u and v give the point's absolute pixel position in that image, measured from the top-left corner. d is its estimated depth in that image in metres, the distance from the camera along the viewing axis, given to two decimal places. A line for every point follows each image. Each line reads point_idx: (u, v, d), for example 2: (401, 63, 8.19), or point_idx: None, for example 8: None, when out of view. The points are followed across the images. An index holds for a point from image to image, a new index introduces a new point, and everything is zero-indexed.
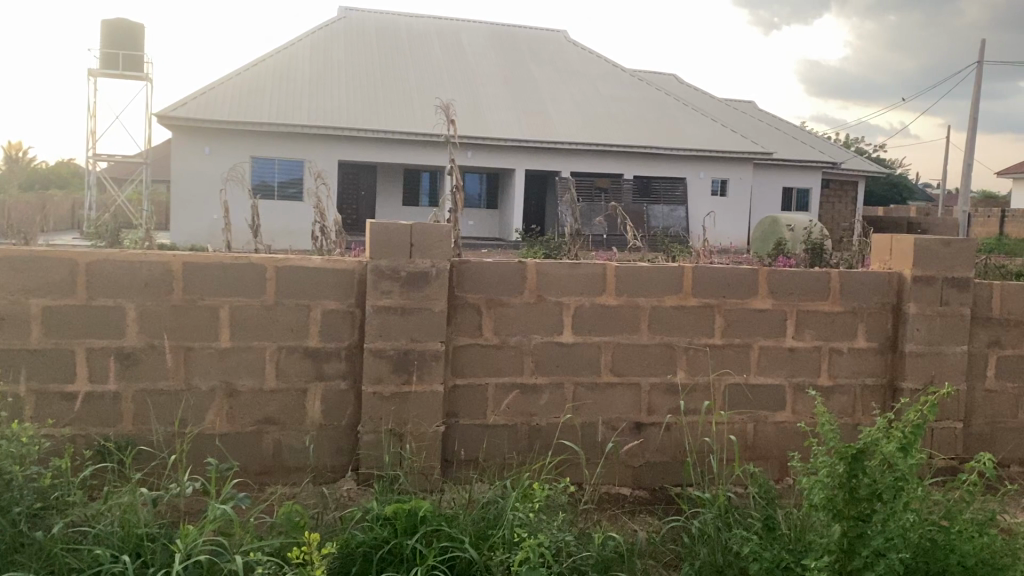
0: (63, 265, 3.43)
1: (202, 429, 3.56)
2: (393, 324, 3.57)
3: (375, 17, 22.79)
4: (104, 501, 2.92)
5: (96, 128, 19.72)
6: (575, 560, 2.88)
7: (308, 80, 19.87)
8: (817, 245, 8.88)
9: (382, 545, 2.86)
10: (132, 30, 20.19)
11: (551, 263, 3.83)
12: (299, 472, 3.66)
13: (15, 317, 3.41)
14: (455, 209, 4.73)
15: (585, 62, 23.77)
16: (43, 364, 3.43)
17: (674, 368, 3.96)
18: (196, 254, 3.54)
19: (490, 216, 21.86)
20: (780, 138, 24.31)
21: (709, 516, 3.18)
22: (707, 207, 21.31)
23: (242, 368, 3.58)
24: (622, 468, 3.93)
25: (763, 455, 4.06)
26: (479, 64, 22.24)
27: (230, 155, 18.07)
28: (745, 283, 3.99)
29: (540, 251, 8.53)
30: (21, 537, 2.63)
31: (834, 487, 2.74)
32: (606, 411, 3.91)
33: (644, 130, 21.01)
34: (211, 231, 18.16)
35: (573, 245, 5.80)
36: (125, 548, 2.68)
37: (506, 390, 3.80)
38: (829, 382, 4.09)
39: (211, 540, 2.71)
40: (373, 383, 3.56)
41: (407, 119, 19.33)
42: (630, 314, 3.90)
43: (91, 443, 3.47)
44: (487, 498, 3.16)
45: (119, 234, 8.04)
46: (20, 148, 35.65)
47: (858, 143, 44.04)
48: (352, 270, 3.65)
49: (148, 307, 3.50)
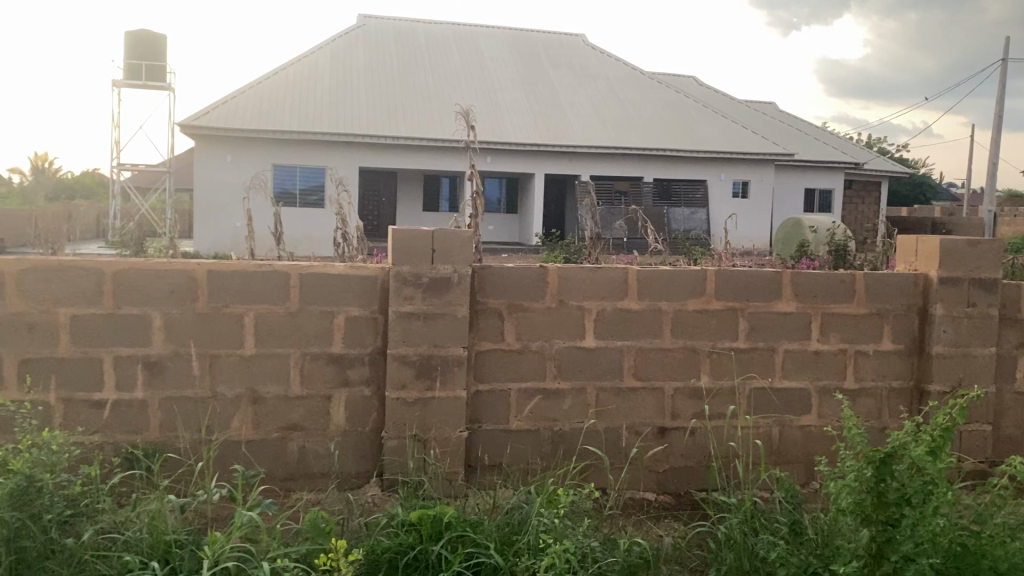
0: (90, 274, 3.47)
1: (229, 436, 3.58)
2: (415, 330, 3.58)
3: (394, 25, 22.94)
4: (133, 507, 2.94)
5: (120, 138, 19.95)
6: (601, 566, 2.87)
7: (328, 87, 19.99)
8: (841, 247, 8.82)
9: (407, 551, 2.86)
10: (155, 41, 20.40)
11: (571, 269, 3.82)
12: (325, 478, 3.68)
13: (44, 326, 3.45)
14: (475, 214, 4.72)
15: (604, 66, 23.74)
16: (71, 372, 3.47)
17: (697, 372, 3.93)
18: (221, 262, 3.56)
19: (510, 221, 21.91)
20: (801, 140, 24.16)
21: (735, 521, 3.17)
22: (729, 209, 21.21)
23: (267, 375, 3.61)
24: (646, 474, 3.92)
25: (789, 459, 4.03)
26: (498, 69, 22.29)
27: (252, 163, 18.23)
28: (768, 286, 3.96)
29: (560, 256, 8.50)
30: (52, 542, 2.66)
31: (862, 492, 2.71)
32: (630, 417, 3.90)
33: (663, 134, 20.94)
34: (234, 239, 18.34)
35: (593, 250, 5.79)
36: (153, 555, 2.71)
37: (529, 396, 3.80)
38: (855, 386, 4.06)
39: (238, 546, 2.73)
40: (396, 389, 3.57)
41: (426, 125, 19.37)
42: (653, 319, 3.89)
43: (119, 451, 3.50)
44: (511, 503, 3.16)
45: (144, 244, 8.08)
46: (47, 159, 35.97)
47: (881, 143, 43.65)
48: (375, 276, 3.67)
49: (173, 316, 3.53)
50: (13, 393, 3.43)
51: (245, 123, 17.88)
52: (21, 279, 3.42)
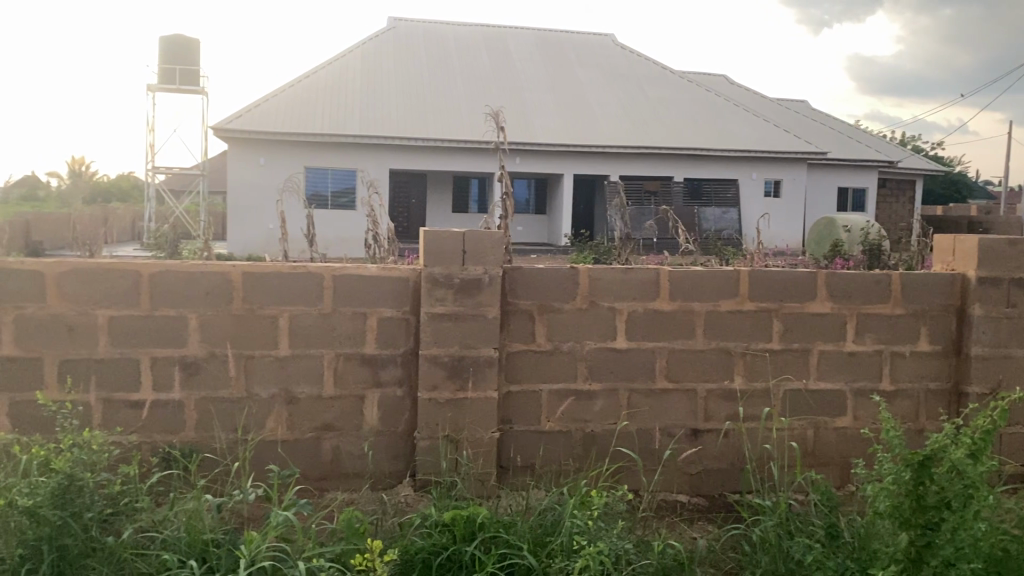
0: (128, 276, 3.52)
1: (264, 436, 3.62)
2: (447, 331, 3.59)
3: (423, 27, 23.03)
4: (170, 507, 2.98)
5: (155, 142, 20.24)
6: (634, 567, 2.86)
7: (357, 90, 20.11)
8: (876, 246, 8.71)
9: (441, 551, 2.87)
10: (188, 46, 20.69)
11: (602, 269, 3.81)
12: (358, 478, 3.71)
13: (83, 327, 3.51)
14: (505, 215, 4.72)
15: (634, 65, 23.63)
16: (109, 373, 3.52)
17: (731, 374, 3.90)
18: (255, 263, 3.60)
19: (539, 221, 21.91)
20: (833, 138, 23.90)
21: (770, 523, 3.14)
22: (761, 209, 21.01)
23: (301, 376, 3.64)
24: (679, 476, 3.90)
25: (825, 462, 3.98)
26: (527, 70, 22.28)
27: (284, 166, 18.43)
28: (802, 286, 3.92)
29: (590, 257, 8.51)
30: (92, 540, 2.71)
31: (901, 494, 2.68)
32: (662, 418, 3.87)
33: (694, 133, 20.79)
34: (267, 240, 18.51)
35: (624, 250, 5.78)
36: (191, 553, 2.74)
37: (561, 397, 3.79)
38: (892, 387, 4.00)
39: (274, 546, 2.76)
40: (429, 390, 3.58)
41: (455, 126, 19.41)
42: (685, 320, 3.87)
43: (156, 451, 3.55)
44: (545, 504, 3.16)
45: (178, 245, 8.18)
46: (84, 163, 36.46)
47: (915, 142, 43.03)
48: (407, 278, 3.69)
49: (209, 317, 3.57)
50: (54, 394, 3.50)
51: (276, 126, 18.06)
52: (60, 282, 3.48)
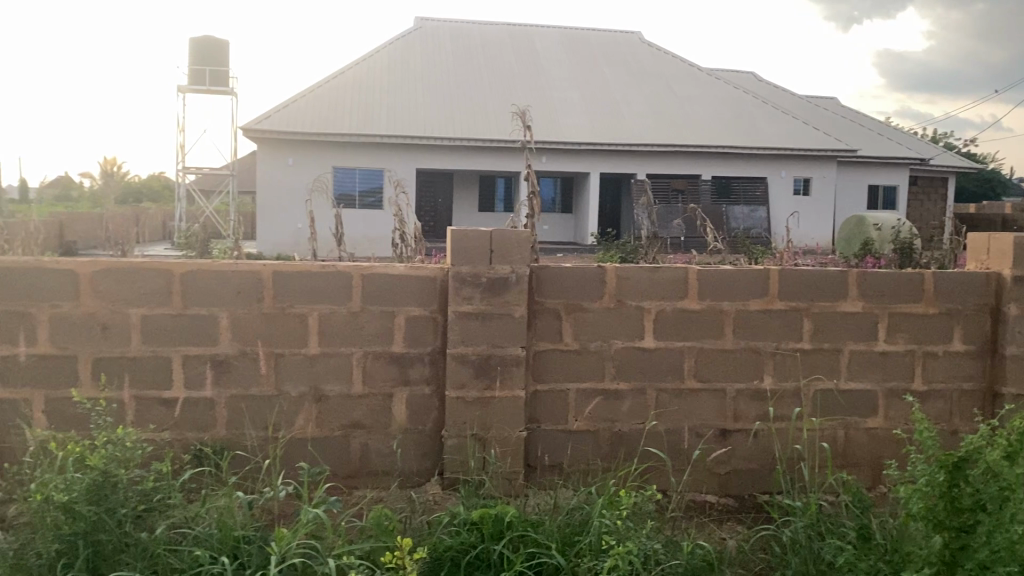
0: (160, 275, 3.56)
1: (294, 434, 3.65)
2: (474, 329, 3.60)
3: (449, 27, 23.10)
4: (203, 504, 3.01)
5: (185, 142, 20.45)
6: (664, 567, 2.84)
7: (385, 90, 20.22)
8: (908, 245, 8.58)
9: (469, 549, 2.88)
10: (218, 47, 20.89)
11: (630, 268, 3.80)
12: (387, 476, 3.72)
13: (115, 325, 3.55)
14: (532, 213, 4.71)
15: (661, 63, 23.52)
16: (142, 371, 3.57)
17: (761, 374, 3.87)
18: (285, 263, 3.63)
19: (565, 220, 21.89)
20: (864, 136, 23.64)
21: (800, 524, 3.11)
22: (790, 207, 20.84)
23: (330, 374, 3.66)
24: (708, 476, 3.88)
25: (856, 462, 3.94)
26: (553, 69, 22.27)
27: (312, 166, 18.57)
28: (832, 285, 3.88)
29: (617, 256, 8.49)
30: (127, 536, 2.74)
31: (934, 496, 2.65)
32: (691, 418, 3.86)
33: (722, 131, 20.64)
34: (296, 240, 18.66)
35: (650, 250, 5.74)
36: (223, 550, 2.77)
37: (589, 397, 3.79)
38: (924, 387, 3.95)
39: (304, 543, 2.78)
40: (456, 389, 3.59)
41: (482, 125, 19.43)
42: (714, 319, 3.84)
43: (188, 448, 3.59)
44: (573, 503, 3.16)
45: (209, 245, 8.26)
46: (116, 163, 36.94)
47: (948, 140, 42.46)
48: (434, 277, 3.70)
49: (239, 316, 3.61)
50: (88, 391, 3.55)
51: (304, 127, 18.21)
52: (94, 282, 3.53)
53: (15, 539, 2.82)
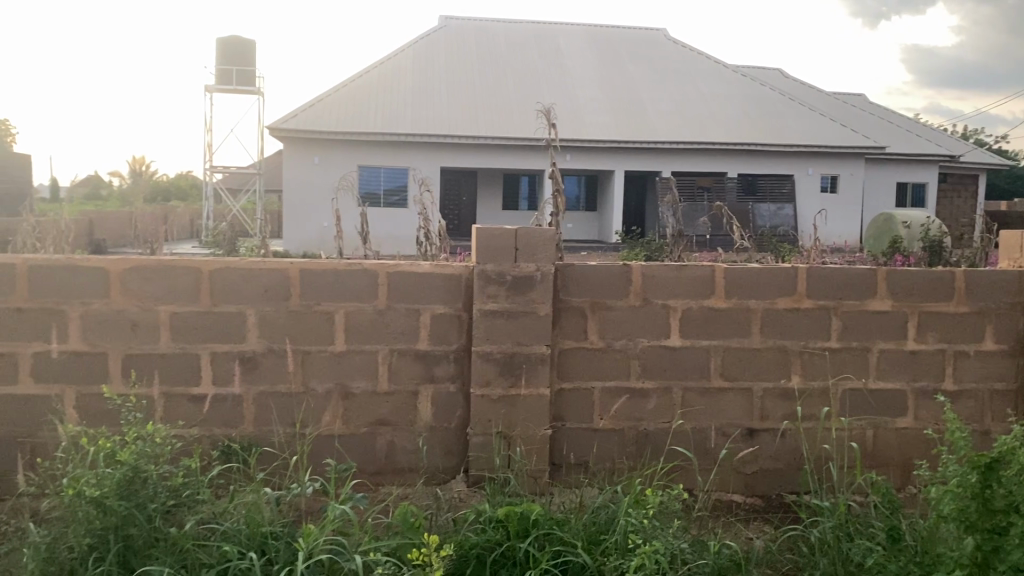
0: (189, 273, 3.60)
1: (321, 431, 3.67)
2: (499, 327, 3.59)
3: (474, 25, 23.12)
4: (231, 500, 3.04)
5: (213, 142, 20.65)
6: (690, 567, 2.82)
7: (409, 89, 20.27)
8: (937, 242, 8.48)
9: (495, 547, 2.89)
10: (244, 47, 21.05)
11: (655, 266, 3.78)
12: (413, 473, 3.74)
13: (145, 322, 3.59)
14: (556, 211, 4.69)
15: (686, 60, 23.38)
16: (171, 367, 3.60)
17: (788, 373, 3.84)
18: (312, 261, 3.65)
19: (589, 218, 21.84)
20: (893, 133, 23.36)
21: (828, 525, 3.08)
22: (818, 205, 20.67)
23: (357, 371, 3.68)
24: (735, 476, 3.85)
25: (885, 462, 3.90)
26: (578, 67, 22.22)
27: (338, 164, 18.66)
28: (861, 283, 3.84)
29: (642, 254, 8.46)
30: (156, 531, 2.78)
31: (967, 497, 2.61)
32: (718, 418, 3.83)
33: (748, 129, 20.48)
34: (322, 238, 18.81)
35: (676, 248, 5.69)
36: (251, 546, 2.80)
37: (614, 395, 3.78)
38: (955, 387, 3.90)
39: (331, 539, 2.79)
40: (481, 387, 3.60)
41: (506, 124, 19.42)
42: (741, 318, 3.81)
43: (216, 444, 3.62)
44: (598, 502, 3.15)
45: (236, 243, 8.32)
46: (144, 162, 37.37)
47: (978, 136, 41.89)
48: (460, 275, 3.70)
49: (267, 314, 3.63)
50: (118, 387, 3.59)
51: (330, 126, 18.30)
52: (124, 279, 3.57)
53: (48, 533, 2.85)
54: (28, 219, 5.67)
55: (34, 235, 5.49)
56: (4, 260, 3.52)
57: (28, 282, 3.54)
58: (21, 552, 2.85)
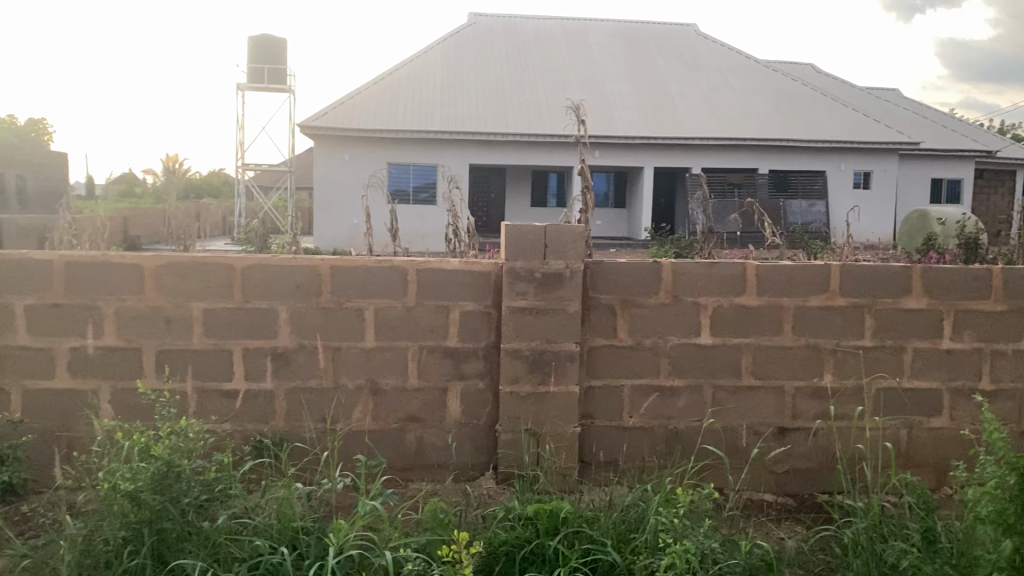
0: (222, 270, 3.64)
1: (351, 427, 3.69)
2: (529, 325, 3.59)
3: (503, 23, 23.11)
4: (263, 495, 3.07)
5: (244, 140, 20.82)
6: (722, 567, 2.79)
7: (439, 86, 20.31)
8: (973, 240, 8.35)
9: (524, 545, 2.89)
10: (276, 45, 21.21)
11: (686, 264, 3.75)
12: (442, 470, 3.75)
13: (179, 318, 3.63)
14: (586, 209, 4.67)
15: (717, 56, 23.18)
16: (203, 363, 3.64)
17: (821, 372, 3.80)
18: (343, 258, 3.67)
19: (618, 215, 21.77)
20: (927, 128, 23.02)
21: (862, 526, 3.04)
22: (851, 201, 20.44)
23: (387, 368, 3.69)
24: (766, 475, 3.82)
25: (919, 463, 3.84)
26: (608, 63, 22.13)
27: (368, 162, 18.75)
28: (895, 281, 3.79)
29: (671, 251, 8.41)
30: (190, 525, 2.81)
31: (1004, 499, 2.57)
32: (749, 417, 3.80)
33: (780, 124, 20.29)
34: (353, 235, 18.94)
35: (706, 245, 5.65)
36: (282, 541, 2.83)
37: (644, 393, 3.76)
38: (992, 387, 3.83)
39: (361, 535, 2.81)
40: (510, 384, 3.60)
41: (536, 120, 19.39)
42: (773, 316, 3.78)
43: (248, 439, 3.65)
44: (628, 500, 3.14)
45: (267, 240, 8.39)
46: (178, 159, 37.82)
47: (1016, 130, 41.14)
48: (489, 272, 3.71)
49: (299, 311, 3.66)
50: (152, 381, 3.64)
51: (360, 123, 18.41)
52: (158, 276, 3.62)
53: (84, 525, 2.90)
54: (65, 216, 5.74)
55: (72, 232, 5.58)
56: (42, 257, 3.59)
57: (64, 279, 3.60)
58: (58, 544, 2.90)
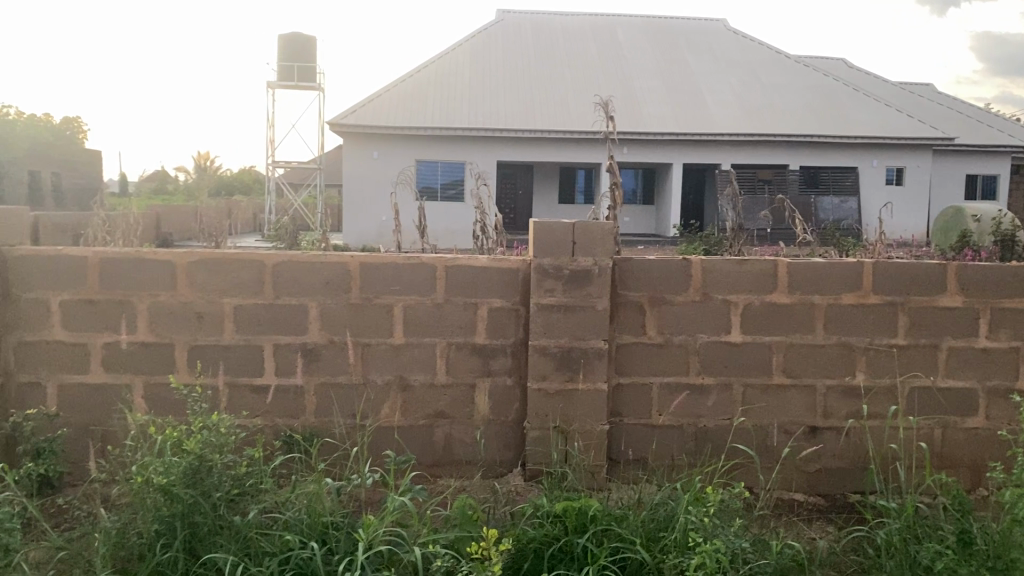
0: (252, 266, 3.66)
1: (380, 423, 3.71)
2: (556, 322, 3.58)
3: (531, 20, 23.05)
4: (293, 489, 3.09)
5: (275, 137, 20.98)
6: (752, 567, 2.77)
7: (466, 84, 20.31)
8: (1009, 237, 8.18)
9: (553, 542, 2.88)
10: (306, 43, 21.35)
11: (716, 261, 3.72)
12: (470, 466, 3.75)
13: (210, 314, 3.67)
14: (615, 205, 4.64)
15: (747, 52, 22.96)
16: (235, 359, 3.68)
17: (853, 370, 3.75)
18: (372, 254, 3.68)
19: (646, 212, 21.65)
20: (962, 123, 22.64)
21: (895, 527, 3.00)
22: (883, 197, 20.18)
23: (415, 364, 3.70)
24: (797, 475, 3.78)
25: (954, 463, 3.78)
26: (636, 59, 22.00)
27: (396, 159, 18.83)
28: (929, 278, 3.73)
29: (700, 249, 8.33)
30: (221, 519, 2.83)
31: None
32: (780, 415, 3.76)
33: (810, 120, 20.06)
34: (381, 232, 19.04)
35: (736, 242, 5.59)
36: (312, 535, 2.85)
37: (673, 391, 3.74)
38: None
39: (390, 530, 2.82)
40: (538, 380, 3.59)
41: (564, 117, 19.34)
42: (804, 314, 3.73)
43: (279, 434, 3.68)
44: (657, 498, 3.12)
45: (297, 237, 8.46)
46: (209, 158, 38.22)
47: None
48: (517, 269, 3.70)
49: (328, 307, 3.68)
50: (184, 377, 3.67)
51: (388, 121, 18.48)
52: (189, 272, 3.66)
53: (119, 517, 2.94)
54: (99, 213, 5.81)
55: (105, 229, 5.65)
56: (76, 253, 3.64)
57: (99, 274, 3.65)
58: (92, 536, 2.94)
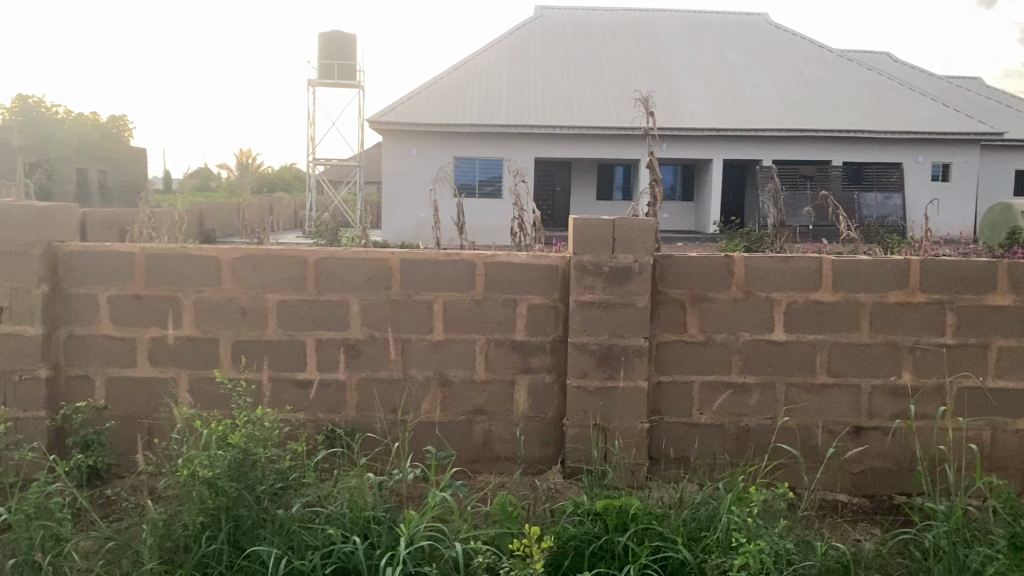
0: (296, 263, 3.70)
1: (421, 418, 3.73)
2: (597, 319, 3.57)
3: (570, 16, 22.95)
4: (334, 483, 3.12)
5: (315, 135, 21.19)
6: (796, 568, 2.73)
7: (504, 81, 20.31)
8: None
9: (593, 540, 2.88)
10: (346, 41, 21.51)
11: (759, 258, 3.68)
12: (510, 462, 3.75)
13: (254, 309, 3.71)
14: (655, 201, 4.60)
15: (789, 46, 22.63)
16: (277, 353, 3.72)
17: (899, 370, 3.69)
18: (412, 251, 3.69)
19: (686, 208, 21.50)
20: (1012, 117, 22.13)
21: (942, 530, 2.94)
22: (929, 194, 19.80)
23: (455, 360, 3.71)
24: (841, 475, 3.72)
25: (1004, 465, 3.70)
26: (675, 55, 21.80)
27: (435, 157, 18.92)
28: (979, 276, 3.64)
29: (740, 246, 8.27)
30: (265, 513, 2.87)
31: None
32: (824, 415, 3.71)
33: (854, 115, 19.73)
34: (420, 229, 19.15)
35: (778, 239, 5.52)
36: (353, 529, 2.87)
37: (715, 389, 3.70)
38: None
39: (431, 526, 2.83)
40: (578, 378, 3.58)
41: (603, 113, 19.26)
42: (849, 312, 3.68)
43: (321, 429, 3.72)
44: (698, 497, 3.09)
45: (337, 233, 8.53)
46: (251, 155, 38.76)
47: None
48: (557, 266, 3.69)
49: (369, 303, 3.71)
50: (229, 371, 3.73)
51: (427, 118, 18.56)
52: (234, 268, 3.70)
53: (166, 509, 2.98)
54: (145, 209, 5.91)
55: (152, 226, 5.77)
56: (124, 249, 3.71)
57: (145, 269, 3.71)
58: (140, 527, 3.00)
